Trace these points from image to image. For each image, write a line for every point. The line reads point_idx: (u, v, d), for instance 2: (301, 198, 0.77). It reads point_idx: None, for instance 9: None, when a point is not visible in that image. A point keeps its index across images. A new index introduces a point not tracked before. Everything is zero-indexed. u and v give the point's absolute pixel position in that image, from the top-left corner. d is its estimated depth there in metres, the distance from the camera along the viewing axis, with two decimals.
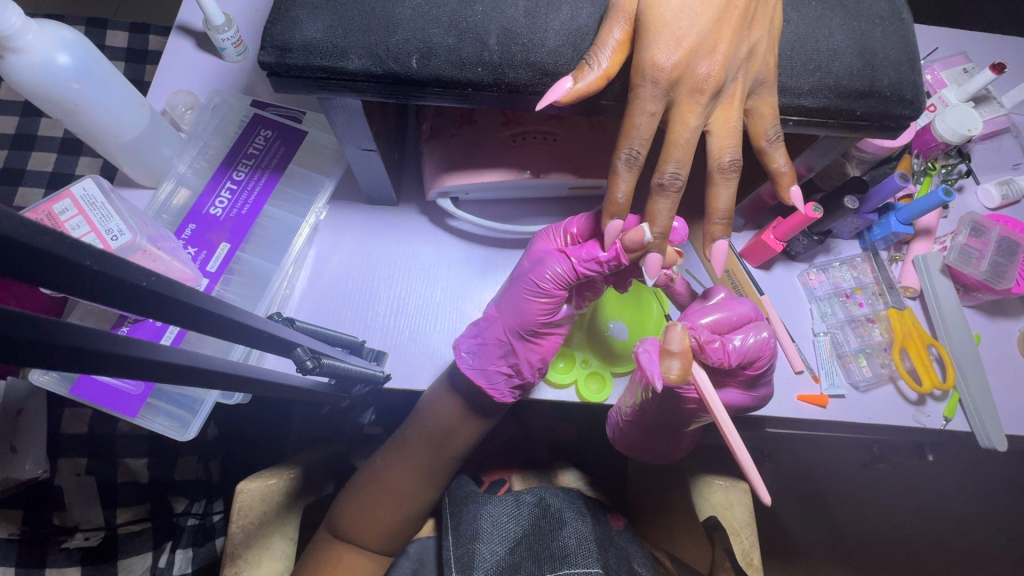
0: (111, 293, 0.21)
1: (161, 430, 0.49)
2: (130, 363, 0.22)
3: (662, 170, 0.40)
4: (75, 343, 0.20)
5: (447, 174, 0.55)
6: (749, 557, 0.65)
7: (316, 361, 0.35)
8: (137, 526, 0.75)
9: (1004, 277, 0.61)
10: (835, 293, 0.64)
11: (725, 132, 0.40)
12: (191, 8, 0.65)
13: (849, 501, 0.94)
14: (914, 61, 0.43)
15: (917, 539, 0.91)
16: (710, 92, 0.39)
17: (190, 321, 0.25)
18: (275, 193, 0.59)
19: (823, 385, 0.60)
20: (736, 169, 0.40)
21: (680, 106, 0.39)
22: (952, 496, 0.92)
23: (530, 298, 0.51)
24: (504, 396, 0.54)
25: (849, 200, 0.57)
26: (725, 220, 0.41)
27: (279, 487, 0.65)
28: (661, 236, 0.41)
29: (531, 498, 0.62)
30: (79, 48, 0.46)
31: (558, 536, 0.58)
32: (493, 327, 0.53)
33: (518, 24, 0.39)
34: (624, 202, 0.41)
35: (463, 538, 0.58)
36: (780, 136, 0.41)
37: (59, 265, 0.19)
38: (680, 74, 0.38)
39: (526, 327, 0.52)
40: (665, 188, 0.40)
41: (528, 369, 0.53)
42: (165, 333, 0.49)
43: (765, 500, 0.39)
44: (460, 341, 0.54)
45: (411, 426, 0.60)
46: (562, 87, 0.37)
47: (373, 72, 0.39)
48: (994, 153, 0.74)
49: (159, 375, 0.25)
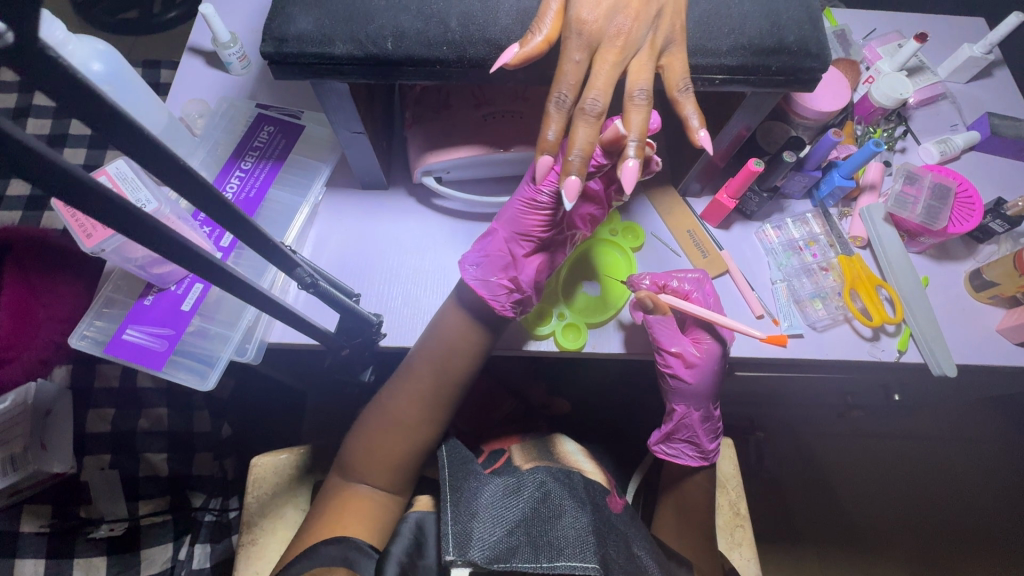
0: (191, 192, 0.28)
1: (182, 381, 0.55)
2: (191, 255, 0.30)
3: (583, 98, 0.45)
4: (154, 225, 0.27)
5: (428, 153, 0.63)
6: (737, 507, 0.77)
7: (314, 280, 0.40)
8: (158, 518, 0.83)
9: (938, 218, 0.66)
10: (791, 246, 0.70)
11: (638, 72, 0.46)
12: (200, 32, 0.75)
13: (830, 454, 1.02)
14: (816, 20, 0.50)
15: (887, 480, 1.01)
16: (624, 42, 0.46)
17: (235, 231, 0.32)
18: (279, 179, 0.67)
19: (783, 327, 0.65)
20: (646, 99, 0.45)
21: (602, 53, 0.46)
22: (912, 440, 1.03)
23: (526, 213, 0.58)
24: (505, 310, 0.58)
25: (787, 154, 0.63)
26: (638, 142, 0.45)
27: (289, 461, 0.75)
28: (580, 155, 0.44)
29: (534, 484, 0.65)
30: (110, 58, 0.55)
31: (556, 526, 0.60)
32: (494, 243, 0.60)
33: (474, 8, 0.47)
34: (554, 141, 0.46)
35: (462, 514, 0.57)
36: (690, 87, 0.47)
37: (165, 163, 0.26)
38: (600, 28, 0.46)
39: (523, 241, 0.60)
40: (585, 112, 0.45)
41: (528, 283, 0.59)
42: (185, 300, 0.57)
43: (764, 333, 0.58)
44: (466, 258, 0.60)
45: (417, 357, 0.62)
46: (511, 52, 0.45)
47: (355, 55, 0.46)
48: (934, 117, 0.81)
49: (202, 271, 0.31)
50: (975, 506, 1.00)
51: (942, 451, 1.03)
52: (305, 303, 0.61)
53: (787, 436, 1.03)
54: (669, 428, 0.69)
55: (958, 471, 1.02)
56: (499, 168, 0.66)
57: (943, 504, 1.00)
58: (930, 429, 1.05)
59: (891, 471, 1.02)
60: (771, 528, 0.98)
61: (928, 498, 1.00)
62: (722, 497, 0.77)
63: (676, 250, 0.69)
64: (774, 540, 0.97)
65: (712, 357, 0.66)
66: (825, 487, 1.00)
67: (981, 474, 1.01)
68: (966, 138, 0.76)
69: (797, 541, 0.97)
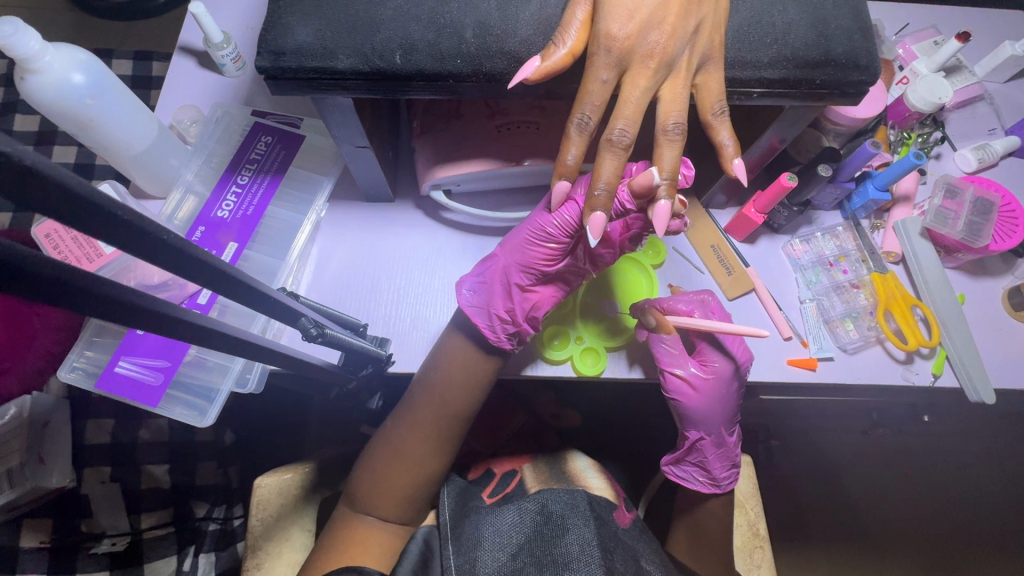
0: (159, 257, 0.25)
1: (179, 418, 0.52)
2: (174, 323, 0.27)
3: (611, 128, 0.41)
4: (118, 297, 0.24)
5: (438, 167, 0.58)
6: (757, 526, 0.71)
7: (320, 330, 0.38)
8: (161, 530, 0.79)
9: (981, 235, 0.63)
10: (819, 262, 0.67)
11: (672, 99, 0.43)
12: (191, 30, 0.70)
13: (848, 464, 1.00)
14: (865, 29, 0.46)
15: (906, 491, 0.99)
16: (658, 62, 0.42)
17: (218, 287, 0.29)
18: (278, 195, 0.63)
19: (812, 350, 0.62)
20: (680, 131, 0.42)
21: (633, 74, 0.42)
22: (933, 451, 1.01)
23: (532, 245, 0.54)
24: (501, 341, 0.55)
25: (822, 168, 0.59)
26: (668, 180, 0.42)
27: (294, 481, 0.71)
28: (606, 190, 0.41)
29: (534, 505, 0.60)
30: (92, 68, 0.50)
31: (560, 543, 0.56)
32: (494, 267, 0.56)
33: (491, 17, 0.43)
34: (574, 165, 0.42)
35: (464, 546, 0.57)
36: (726, 110, 0.43)
37: (128, 231, 0.23)
38: (632, 44, 0.41)
39: (524, 273, 0.55)
40: (613, 143, 0.41)
41: (523, 314, 0.55)
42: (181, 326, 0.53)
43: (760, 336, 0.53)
44: (464, 280, 0.58)
45: (419, 389, 0.60)
46: (531, 66, 0.41)
47: (360, 70, 0.42)
48: (970, 120, 0.76)
49: (192, 336, 0.29)
50: (997, 518, 0.97)
51: (963, 462, 1.00)
52: (302, 343, 0.56)
53: (804, 445, 1.00)
54: (682, 455, 0.66)
55: (980, 481, 0.99)
56: (512, 180, 0.62)
57: (963, 515, 0.97)
58: (951, 439, 1.02)
59: (911, 481, 0.99)
60: (787, 539, 0.95)
61: (949, 509, 0.98)
62: (741, 515, 0.72)
63: (699, 266, 0.66)
64: (789, 549, 0.95)
65: (723, 380, 0.62)
66: (842, 497, 0.98)
67: (1003, 486, 0.99)
68: (1006, 144, 0.72)
69: (812, 550, 0.95)
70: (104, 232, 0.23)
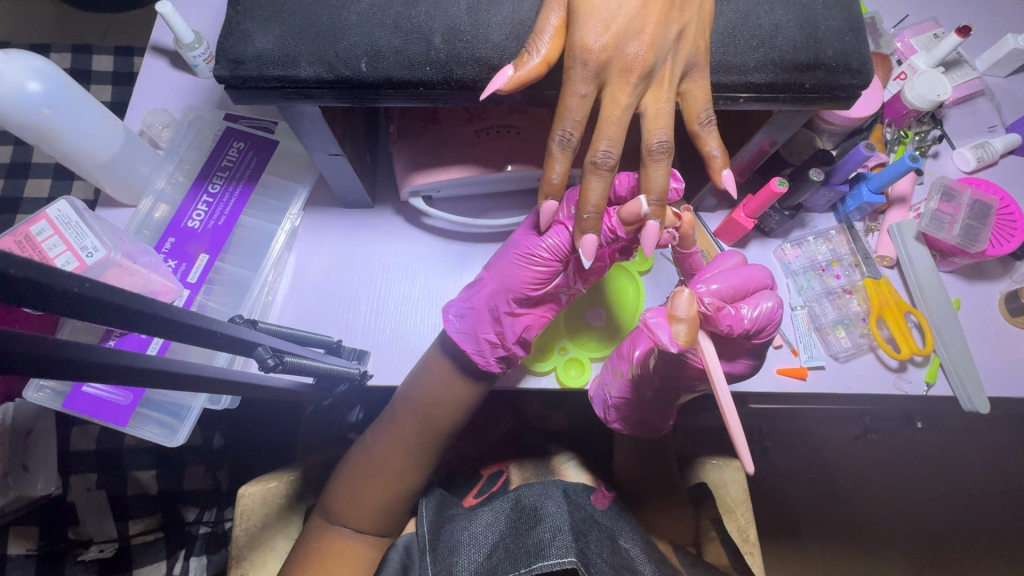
0: (87, 310, 0.23)
1: (150, 437, 0.51)
2: (107, 371, 0.25)
3: (595, 149, 0.39)
4: (39, 353, 0.22)
5: (416, 173, 0.56)
6: (745, 533, 0.69)
7: (278, 359, 0.36)
8: (149, 536, 0.77)
9: (978, 240, 0.61)
10: (812, 267, 0.65)
11: (656, 114, 0.40)
12: (162, 27, 0.67)
13: (843, 459, 1.00)
14: (857, 30, 0.43)
15: (901, 486, 0.99)
16: (640, 74, 0.40)
17: (162, 331, 0.27)
18: (251, 203, 0.61)
19: (803, 358, 0.60)
20: (665, 151, 0.40)
21: (613, 89, 0.40)
22: (929, 447, 1.00)
23: (520, 267, 0.51)
24: (490, 364, 0.53)
25: (814, 172, 0.57)
26: (658, 203, 0.41)
27: (278, 489, 0.69)
28: (595, 213, 0.40)
29: (507, 503, 0.59)
30: (47, 75, 0.48)
31: (533, 532, 0.53)
32: (481, 292, 0.54)
33: (461, 22, 0.41)
34: (559, 183, 0.41)
35: (441, 555, 0.55)
36: (713, 119, 0.41)
37: (45, 293, 0.22)
38: (610, 55, 0.39)
39: (512, 296, 0.53)
40: (598, 166, 0.39)
41: (513, 337, 0.53)
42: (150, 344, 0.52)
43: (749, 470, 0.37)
44: (450, 305, 0.55)
45: (399, 403, 0.59)
46: (504, 75, 0.39)
47: (325, 78, 0.40)
48: (970, 117, 0.74)
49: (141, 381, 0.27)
50: (992, 513, 0.97)
51: (959, 458, 1.00)
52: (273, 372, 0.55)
53: (799, 441, 1.00)
54: (623, 368, 0.56)
55: (976, 477, 0.99)
56: (493, 185, 0.60)
57: (958, 512, 0.97)
58: (949, 435, 1.01)
59: (906, 477, 0.99)
60: (780, 533, 0.96)
61: (944, 505, 0.97)
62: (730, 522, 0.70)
63: None
64: (781, 543, 0.96)
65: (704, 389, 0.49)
66: (837, 491, 0.98)
67: (1000, 479, 0.98)
68: (1005, 142, 0.70)
69: (806, 546, 0.96)
70: (18, 293, 0.21)
